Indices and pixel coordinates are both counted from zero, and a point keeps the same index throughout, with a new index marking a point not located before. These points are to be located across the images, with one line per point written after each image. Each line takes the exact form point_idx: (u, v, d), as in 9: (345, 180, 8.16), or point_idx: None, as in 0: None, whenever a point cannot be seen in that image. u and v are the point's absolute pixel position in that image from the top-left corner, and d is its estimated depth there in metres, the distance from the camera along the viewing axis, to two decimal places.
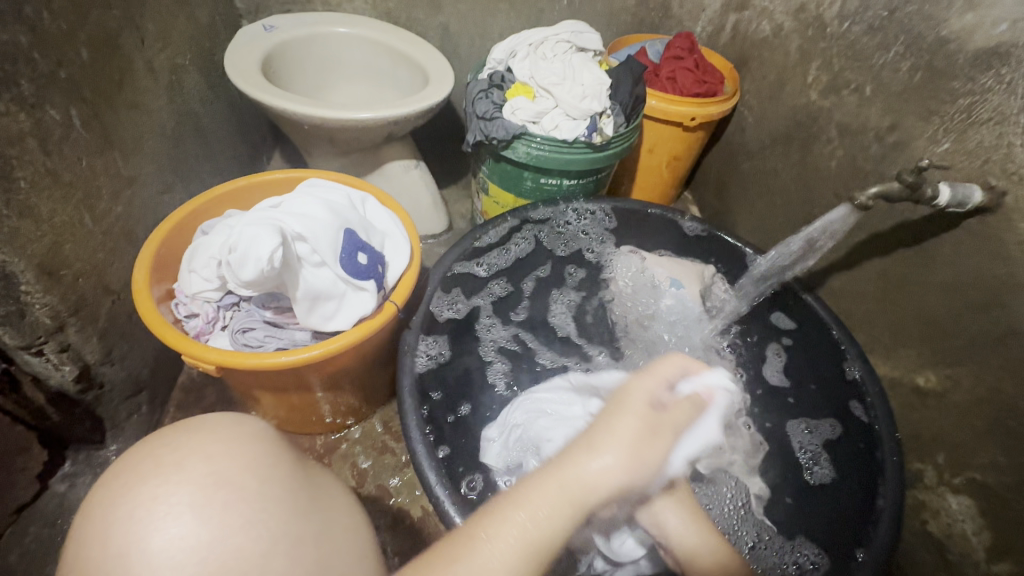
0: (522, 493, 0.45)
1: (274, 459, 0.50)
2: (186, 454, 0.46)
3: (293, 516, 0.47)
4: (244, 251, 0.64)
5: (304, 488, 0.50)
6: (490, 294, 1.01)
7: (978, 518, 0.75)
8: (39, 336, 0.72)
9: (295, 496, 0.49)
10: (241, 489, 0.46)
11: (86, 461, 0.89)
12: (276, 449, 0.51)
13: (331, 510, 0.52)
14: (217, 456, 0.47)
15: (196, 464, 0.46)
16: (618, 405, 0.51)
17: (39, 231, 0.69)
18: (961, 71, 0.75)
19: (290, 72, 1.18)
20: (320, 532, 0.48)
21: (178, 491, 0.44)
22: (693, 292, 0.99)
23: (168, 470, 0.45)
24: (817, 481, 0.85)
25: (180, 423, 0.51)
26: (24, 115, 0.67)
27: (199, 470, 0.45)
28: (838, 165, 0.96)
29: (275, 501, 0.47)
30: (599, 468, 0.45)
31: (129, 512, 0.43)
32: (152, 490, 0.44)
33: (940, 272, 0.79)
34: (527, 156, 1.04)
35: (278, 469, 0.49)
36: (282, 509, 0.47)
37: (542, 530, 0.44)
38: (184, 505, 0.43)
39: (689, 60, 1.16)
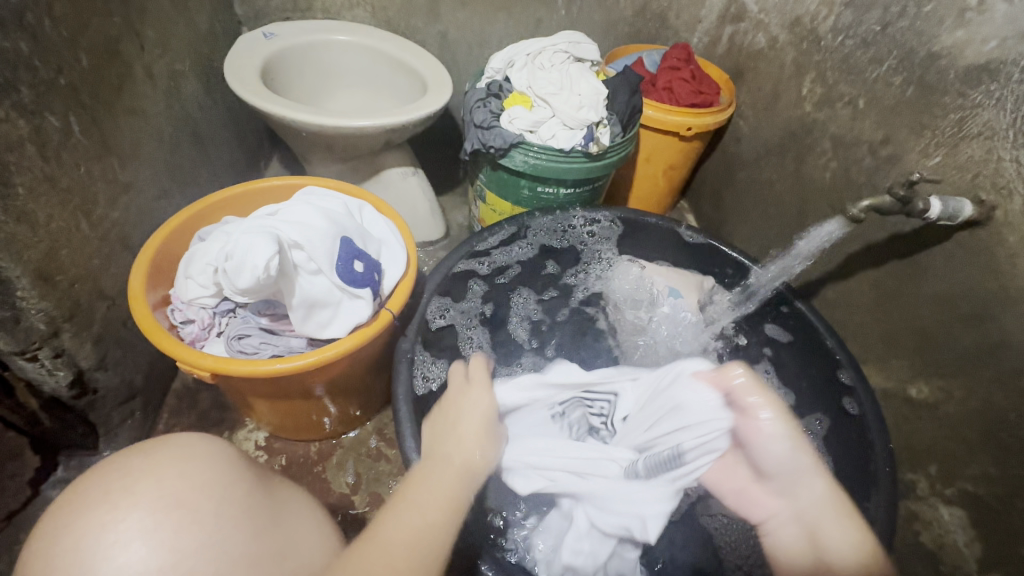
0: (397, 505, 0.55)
1: (228, 481, 0.50)
2: (136, 479, 0.46)
3: (250, 538, 0.48)
4: (241, 259, 0.65)
5: (261, 507, 0.51)
6: (472, 297, 0.99)
7: (970, 530, 0.75)
8: (33, 342, 0.73)
9: (251, 516, 0.50)
10: (194, 511, 0.46)
11: (79, 467, 0.88)
12: (231, 469, 0.52)
13: (290, 532, 0.53)
14: (168, 479, 0.47)
15: (146, 488, 0.46)
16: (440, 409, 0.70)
17: (36, 236, 0.69)
18: (952, 87, 0.76)
19: (289, 78, 1.18)
20: (281, 553, 0.50)
21: (128, 516, 0.44)
22: (691, 303, 1.00)
23: (116, 496, 0.45)
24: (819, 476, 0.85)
25: (135, 447, 0.50)
26: (23, 121, 0.67)
27: (150, 494, 0.45)
28: (832, 176, 0.97)
29: (227, 526, 0.47)
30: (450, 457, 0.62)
31: (78, 541, 0.43)
32: (101, 517, 0.44)
33: (932, 283, 0.80)
34: (524, 165, 1.04)
35: (232, 490, 0.50)
36: (236, 533, 0.47)
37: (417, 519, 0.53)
38: (133, 531, 0.43)
39: (686, 71, 1.17)
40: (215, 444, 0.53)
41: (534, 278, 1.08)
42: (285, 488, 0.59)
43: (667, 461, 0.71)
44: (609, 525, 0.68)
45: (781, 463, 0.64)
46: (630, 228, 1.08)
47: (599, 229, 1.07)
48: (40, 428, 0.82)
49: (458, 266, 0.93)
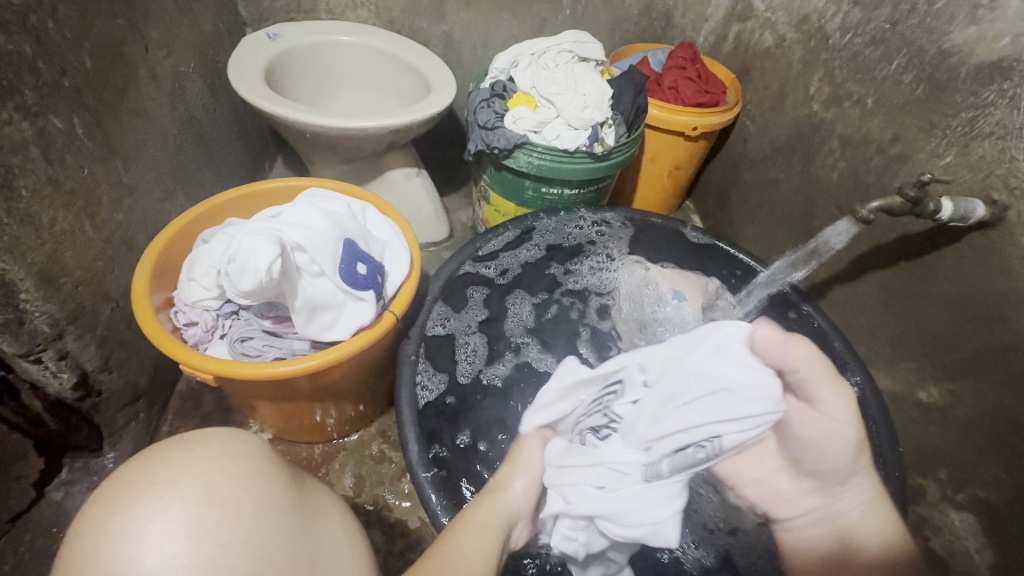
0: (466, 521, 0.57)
1: (268, 478, 0.49)
2: (182, 470, 0.45)
3: (290, 538, 0.46)
4: (243, 262, 0.64)
5: (301, 508, 0.50)
6: (472, 301, 0.99)
7: (981, 537, 0.74)
8: (37, 344, 0.72)
9: (291, 517, 0.48)
10: (236, 506, 0.45)
11: (83, 469, 0.88)
12: (274, 467, 0.50)
13: (325, 532, 0.51)
14: (213, 473, 0.46)
15: (191, 481, 0.45)
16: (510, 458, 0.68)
17: (39, 238, 0.69)
18: (963, 85, 0.74)
19: (293, 79, 1.18)
20: (314, 556, 0.47)
21: (172, 508, 0.43)
22: (695, 305, 0.98)
23: (162, 486, 0.44)
24: None
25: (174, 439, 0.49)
26: (27, 123, 0.67)
27: (194, 487, 0.44)
28: (841, 176, 0.96)
29: (269, 523, 0.45)
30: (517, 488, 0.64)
31: (121, 530, 0.42)
32: (146, 507, 0.43)
33: (942, 285, 0.79)
34: (528, 165, 1.04)
35: (274, 487, 0.48)
36: (276, 531, 0.46)
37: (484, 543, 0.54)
38: (178, 522, 0.42)
39: (691, 70, 1.16)
40: (261, 442, 0.52)
41: (540, 282, 1.08)
42: (323, 490, 0.57)
43: (691, 456, 0.54)
44: (624, 536, 0.57)
45: (818, 447, 0.53)
46: (637, 232, 1.09)
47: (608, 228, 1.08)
48: (45, 430, 0.82)
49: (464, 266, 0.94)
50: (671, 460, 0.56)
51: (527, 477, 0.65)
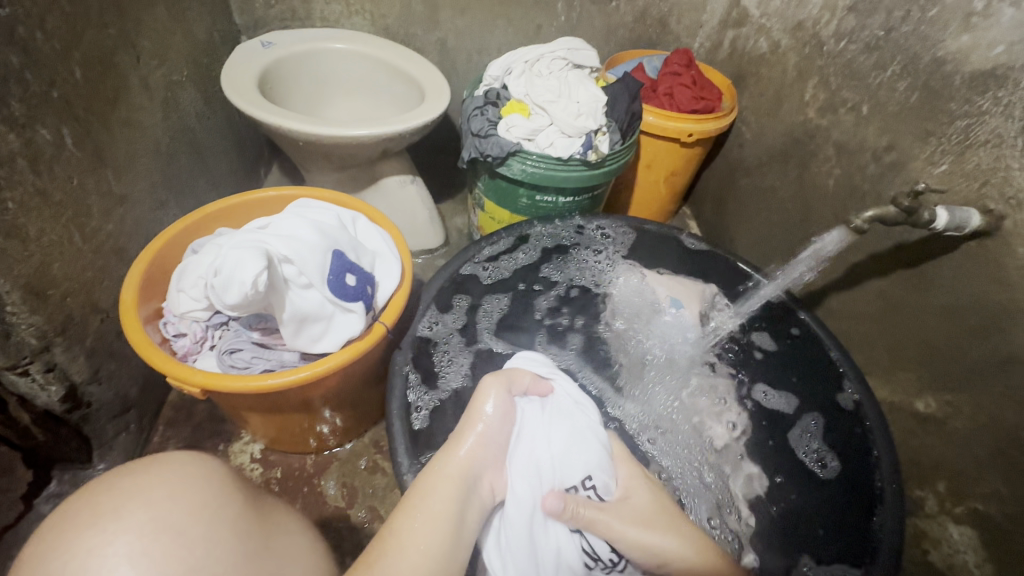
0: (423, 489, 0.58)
1: (220, 502, 0.48)
2: (126, 500, 0.44)
3: (242, 561, 0.46)
4: (229, 274, 0.64)
5: (255, 532, 0.49)
6: (457, 305, 0.95)
7: (980, 550, 0.73)
8: (24, 356, 0.72)
9: (245, 540, 0.47)
10: (184, 534, 0.44)
11: (72, 481, 0.87)
12: (226, 491, 0.50)
13: (287, 554, 0.51)
14: (160, 501, 0.45)
15: (136, 510, 0.44)
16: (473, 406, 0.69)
17: (26, 251, 0.69)
18: (958, 93, 0.74)
19: (287, 86, 1.18)
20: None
21: (116, 540, 0.42)
22: (692, 313, 0.99)
23: (105, 519, 0.43)
24: (829, 474, 0.82)
25: (122, 468, 0.49)
26: (14, 135, 0.66)
27: (139, 517, 0.44)
28: (836, 184, 0.95)
29: (219, 548, 0.45)
30: (462, 454, 0.64)
31: (62, 566, 0.41)
32: (89, 541, 0.42)
33: (939, 294, 0.78)
34: (522, 173, 1.03)
35: (225, 511, 0.48)
36: (227, 556, 0.45)
37: (440, 510, 0.56)
38: (120, 555, 0.41)
39: (686, 77, 1.15)
40: (213, 464, 0.52)
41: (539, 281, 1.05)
42: (281, 511, 0.57)
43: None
44: None
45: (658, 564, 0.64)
46: (640, 238, 1.08)
47: (612, 233, 1.07)
48: (33, 442, 0.81)
49: (464, 269, 0.95)
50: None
51: (487, 419, 0.68)
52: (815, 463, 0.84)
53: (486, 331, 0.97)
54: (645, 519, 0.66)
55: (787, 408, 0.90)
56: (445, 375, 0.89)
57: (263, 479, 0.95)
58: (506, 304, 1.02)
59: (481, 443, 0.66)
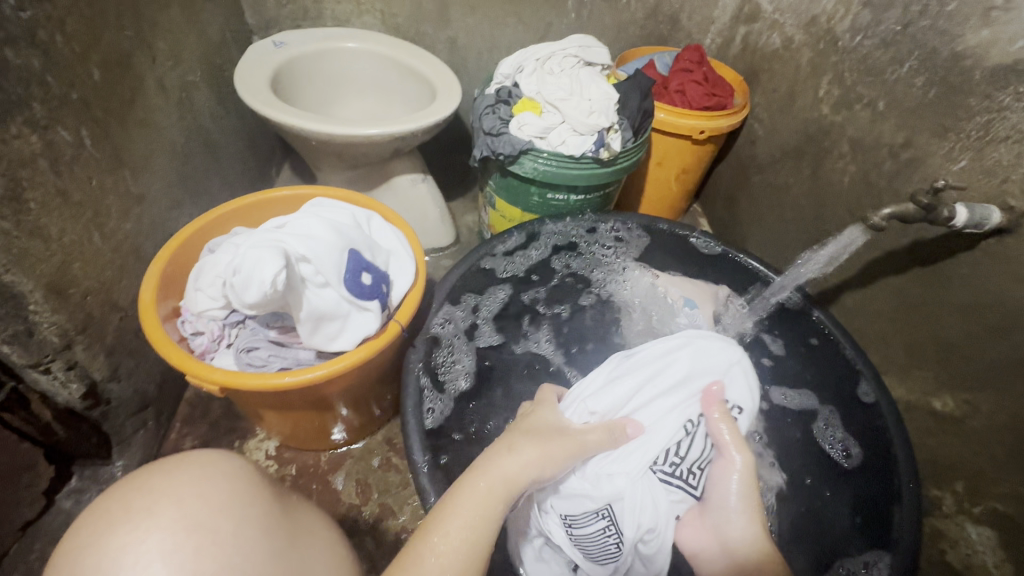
0: (459, 498, 0.56)
1: (247, 500, 0.49)
2: (157, 498, 0.45)
3: (269, 559, 0.46)
4: (248, 273, 0.64)
5: (281, 530, 0.50)
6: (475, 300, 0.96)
7: (999, 550, 0.73)
8: (46, 354, 0.73)
9: (271, 538, 0.48)
10: (214, 531, 0.45)
11: (92, 477, 0.89)
12: (252, 490, 0.50)
13: (311, 551, 0.52)
14: (189, 499, 0.46)
15: (167, 507, 0.45)
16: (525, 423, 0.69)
17: (48, 251, 0.70)
18: (978, 88, 0.73)
19: (299, 86, 1.18)
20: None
21: (149, 537, 0.43)
22: (706, 313, 0.97)
23: (137, 516, 0.44)
24: (853, 464, 0.83)
25: (151, 466, 0.50)
26: (36, 137, 0.67)
27: (169, 515, 0.44)
28: (852, 181, 0.94)
29: (248, 545, 0.46)
30: (515, 467, 0.59)
31: (96, 563, 0.42)
32: (122, 538, 0.43)
33: (957, 292, 0.77)
34: (534, 172, 1.03)
35: (252, 510, 0.48)
36: (256, 553, 0.46)
37: (473, 529, 0.54)
38: (153, 552, 0.42)
39: (698, 73, 1.14)
40: (237, 463, 0.52)
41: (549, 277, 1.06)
42: (303, 508, 0.57)
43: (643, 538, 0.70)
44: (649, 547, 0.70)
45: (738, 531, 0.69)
46: (653, 239, 1.08)
47: (625, 235, 1.07)
48: (54, 438, 0.81)
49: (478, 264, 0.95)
50: (644, 530, 0.70)
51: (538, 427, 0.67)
52: (836, 453, 0.85)
53: (486, 325, 0.97)
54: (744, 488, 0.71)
55: (807, 406, 0.90)
56: (455, 368, 0.91)
57: (278, 475, 0.96)
58: (515, 300, 1.02)
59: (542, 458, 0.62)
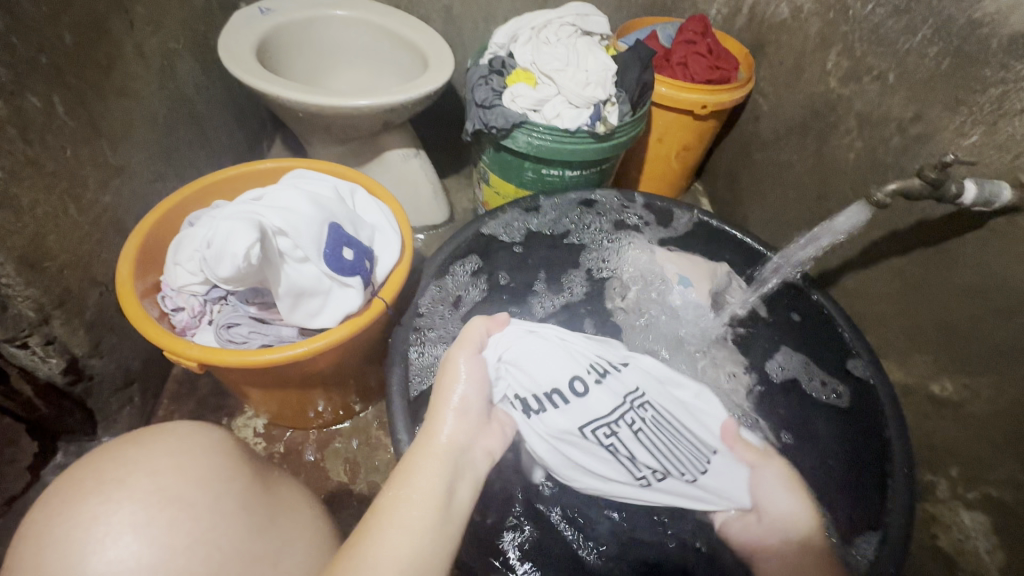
0: (402, 472, 0.50)
1: (227, 474, 0.49)
2: (130, 469, 0.45)
3: (246, 533, 0.46)
4: (221, 246, 0.62)
5: (260, 503, 0.49)
6: (457, 278, 0.92)
7: (993, 537, 0.71)
8: (22, 328, 0.71)
9: (250, 513, 0.48)
10: (188, 505, 0.45)
11: (78, 452, 0.88)
12: (232, 462, 0.50)
13: (293, 526, 0.51)
14: (164, 471, 0.46)
15: (140, 479, 0.45)
16: (443, 380, 0.60)
17: (19, 222, 0.68)
18: (994, 58, 0.69)
19: (287, 55, 1.14)
20: (273, 551, 0.47)
21: (121, 508, 0.43)
22: (702, 292, 0.94)
23: (110, 487, 0.44)
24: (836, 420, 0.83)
25: (127, 436, 0.50)
26: (2, 102, 0.64)
27: (143, 487, 0.44)
28: (857, 158, 0.91)
29: (224, 519, 0.46)
30: (444, 434, 0.54)
31: (70, 531, 0.42)
32: (94, 508, 0.43)
33: (962, 274, 0.74)
34: (528, 146, 1.00)
35: (230, 483, 0.48)
36: (231, 527, 0.46)
37: (422, 492, 0.48)
38: (125, 524, 0.42)
39: (701, 45, 1.10)
40: (216, 435, 0.52)
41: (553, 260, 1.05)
42: (286, 484, 0.56)
43: (593, 425, 0.70)
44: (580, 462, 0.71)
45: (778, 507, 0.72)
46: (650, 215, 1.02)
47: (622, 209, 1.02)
48: (37, 414, 0.81)
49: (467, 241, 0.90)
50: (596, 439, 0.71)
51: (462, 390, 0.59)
52: (820, 391, 0.86)
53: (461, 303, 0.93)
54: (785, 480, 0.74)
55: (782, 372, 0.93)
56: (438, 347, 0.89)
57: (265, 453, 0.95)
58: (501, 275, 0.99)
59: (463, 405, 0.57)
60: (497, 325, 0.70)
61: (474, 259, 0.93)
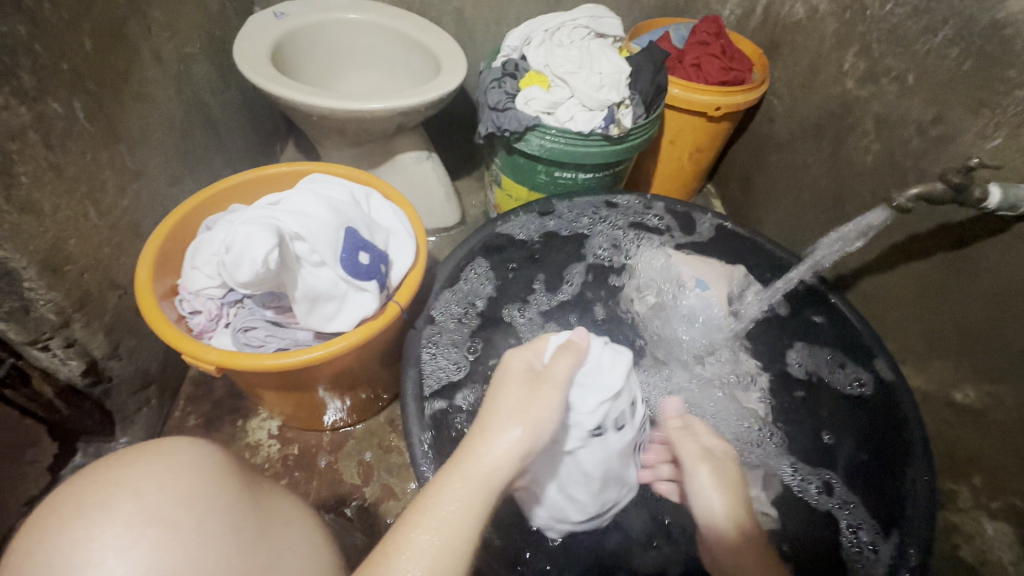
0: (434, 493, 0.47)
1: (214, 491, 0.47)
2: (113, 492, 0.44)
3: (235, 551, 0.45)
4: (239, 251, 0.63)
5: (251, 519, 0.48)
6: (469, 281, 0.92)
7: (1017, 547, 0.70)
8: (44, 332, 0.72)
9: (240, 530, 0.46)
10: (174, 526, 0.43)
11: (96, 453, 0.89)
12: (220, 478, 0.49)
13: (286, 542, 0.50)
14: (148, 492, 0.44)
15: (123, 501, 0.43)
16: (498, 384, 0.56)
17: (41, 227, 0.69)
18: (1019, 59, 0.68)
19: (300, 59, 1.15)
20: (266, 567, 0.46)
21: (104, 533, 0.42)
22: (720, 295, 0.93)
23: (92, 511, 0.43)
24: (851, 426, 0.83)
25: (111, 456, 0.48)
26: (25, 109, 0.65)
27: (127, 510, 0.43)
28: (875, 160, 0.89)
29: (212, 539, 0.44)
30: (492, 456, 0.49)
31: (50, 559, 0.41)
32: (76, 534, 0.42)
33: (985, 280, 0.73)
34: (541, 149, 0.99)
35: (217, 500, 0.47)
36: (221, 546, 0.45)
37: (451, 531, 0.45)
38: (108, 548, 0.41)
39: (715, 46, 1.09)
40: (204, 450, 0.50)
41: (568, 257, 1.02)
42: (278, 496, 0.55)
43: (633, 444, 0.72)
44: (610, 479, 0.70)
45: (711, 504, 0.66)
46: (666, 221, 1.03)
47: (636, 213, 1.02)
48: (57, 415, 0.82)
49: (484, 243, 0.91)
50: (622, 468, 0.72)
51: (526, 424, 0.51)
52: (844, 382, 0.85)
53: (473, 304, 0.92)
54: (722, 472, 0.68)
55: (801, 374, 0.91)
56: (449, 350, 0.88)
57: (280, 455, 0.96)
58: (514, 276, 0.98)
59: (532, 435, 0.51)
60: (576, 348, 0.62)
61: (484, 262, 0.93)
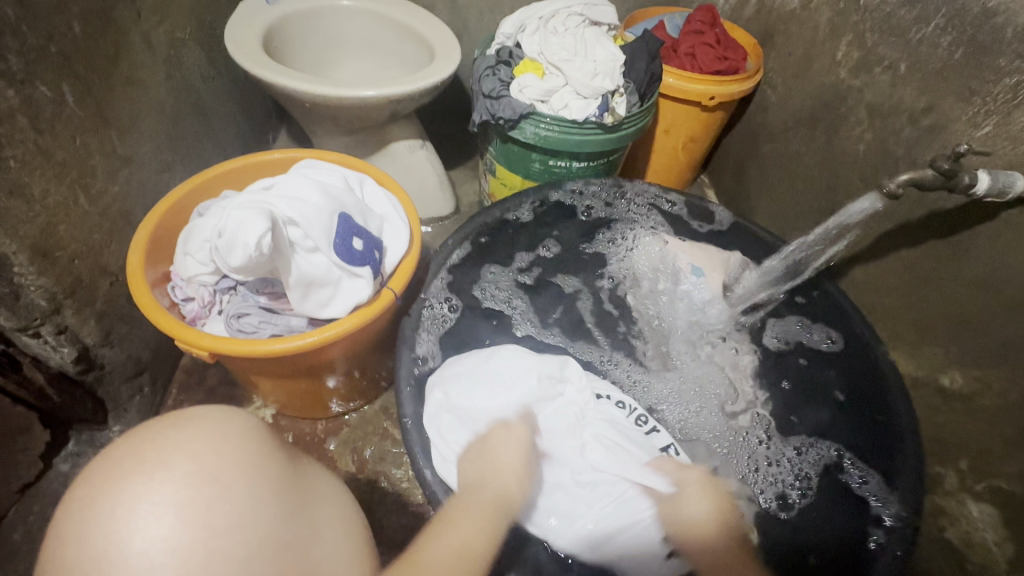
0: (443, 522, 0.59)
1: (264, 459, 0.46)
2: (172, 450, 0.43)
3: (280, 519, 0.44)
4: (233, 236, 0.62)
5: (294, 489, 0.47)
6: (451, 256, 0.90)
7: (1000, 529, 0.71)
8: (34, 318, 0.72)
9: (285, 500, 0.46)
10: (228, 488, 0.42)
11: (89, 441, 0.89)
12: (270, 448, 0.48)
13: (325, 517, 0.50)
14: (203, 452, 0.43)
15: (182, 460, 0.42)
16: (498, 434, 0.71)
17: (31, 211, 0.68)
18: (1009, 47, 0.68)
19: (293, 46, 1.14)
20: (306, 540, 0.46)
21: (162, 489, 0.40)
22: (715, 283, 0.93)
23: (152, 466, 0.41)
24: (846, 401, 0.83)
25: (169, 417, 0.46)
26: (13, 92, 0.64)
27: (184, 467, 0.42)
28: (867, 149, 0.90)
29: (262, 504, 0.44)
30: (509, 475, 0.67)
31: (110, 511, 0.39)
32: (135, 488, 0.40)
33: (974, 265, 0.74)
34: (535, 137, 0.99)
35: (268, 468, 0.46)
36: (270, 512, 0.44)
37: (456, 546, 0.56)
38: (165, 503, 0.40)
39: (710, 35, 1.09)
40: (257, 420, 0.50)
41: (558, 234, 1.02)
42: (316, 469, 0.55)
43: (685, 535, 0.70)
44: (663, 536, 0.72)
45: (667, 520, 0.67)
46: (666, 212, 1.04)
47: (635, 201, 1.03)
48: (49, 403, 0.81)
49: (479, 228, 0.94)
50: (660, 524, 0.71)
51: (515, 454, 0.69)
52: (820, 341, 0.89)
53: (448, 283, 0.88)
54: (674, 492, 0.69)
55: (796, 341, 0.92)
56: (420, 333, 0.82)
57: None
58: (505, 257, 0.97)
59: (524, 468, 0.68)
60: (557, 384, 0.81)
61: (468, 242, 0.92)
